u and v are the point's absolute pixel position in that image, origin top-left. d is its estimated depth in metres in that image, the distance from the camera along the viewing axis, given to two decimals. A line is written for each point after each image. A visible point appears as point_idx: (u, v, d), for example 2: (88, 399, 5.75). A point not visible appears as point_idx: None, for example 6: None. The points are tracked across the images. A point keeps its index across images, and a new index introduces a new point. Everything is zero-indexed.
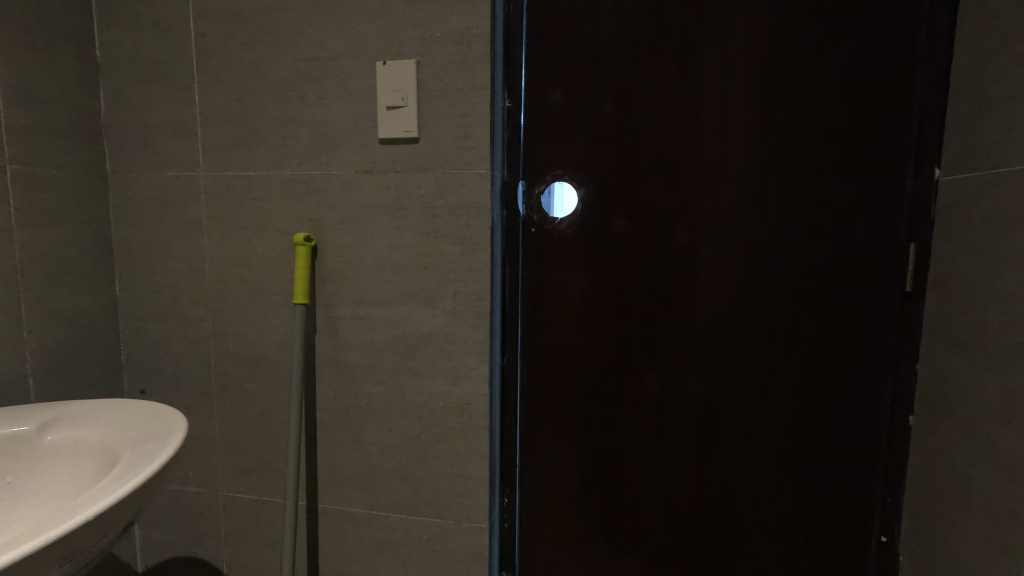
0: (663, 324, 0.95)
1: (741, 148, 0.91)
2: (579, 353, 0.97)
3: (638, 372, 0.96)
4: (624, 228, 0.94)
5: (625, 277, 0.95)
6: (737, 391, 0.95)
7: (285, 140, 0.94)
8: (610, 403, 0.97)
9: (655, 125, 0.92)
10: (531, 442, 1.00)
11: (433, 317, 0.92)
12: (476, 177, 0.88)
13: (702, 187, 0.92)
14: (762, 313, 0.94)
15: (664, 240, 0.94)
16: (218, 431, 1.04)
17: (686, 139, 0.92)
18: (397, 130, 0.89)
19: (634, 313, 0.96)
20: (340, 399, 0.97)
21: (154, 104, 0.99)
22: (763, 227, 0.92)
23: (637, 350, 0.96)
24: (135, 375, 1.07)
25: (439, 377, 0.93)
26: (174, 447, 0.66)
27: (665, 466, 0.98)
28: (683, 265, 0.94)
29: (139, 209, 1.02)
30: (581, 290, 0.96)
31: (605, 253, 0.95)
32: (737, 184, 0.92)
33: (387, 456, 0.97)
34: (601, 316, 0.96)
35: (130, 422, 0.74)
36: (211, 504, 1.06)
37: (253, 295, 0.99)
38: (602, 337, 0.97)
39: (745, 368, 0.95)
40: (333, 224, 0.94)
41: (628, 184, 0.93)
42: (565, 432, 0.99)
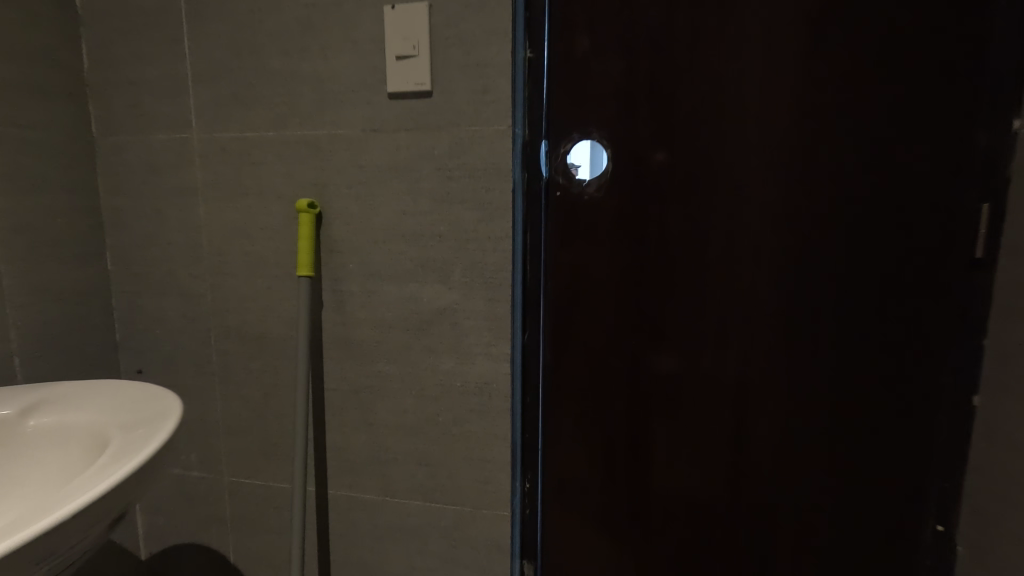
0: (701, 299, 0.88)
1: (790, 104, 0.82)
2: (607, 330, 0.90)
3: (672, 352, 0.89)
4: (658, 192, 0.86)
5: (657, 247, 0.87)
6: (780, 371, 0.88)
7: (284, 96, 0.85)
8: (640, 384, 0.90)
9: (695, 78, 0.83)
10: (554, 424, 0.93)
11: (450, 290, 0.85)
12: (496, 135, 0.80)
13: (745, 147, 0.84)
14: (811, 283, 0.85)
15: (701, 206, 0.86)
16: (219, 414, 0.98)
17: (728, 92, 0.83)
18: (407, 83, 0.80)
19: (667, 286, 0.88)
20: (349, 378, 0.91)
21: (141, 60, 0.90)
22: (812, 192, 0.84)
23: (671, 327, 0.89)
24: (131, 355, 1.00)
25: (456, 354, 0.86)
26: (168, 433, 0.60)
27: (700, 449, 0.91)
28: (723, 234, 0.86)
29: (128, 175, 0.94)
30: (610, 262, 0.89)
31: (636, 221, 0.87)
32: (783, 144, 0.83)
33: (400, 439, 0.91)
34: (632, 290, 0.89)
35: (120, 405, 0.67)
36: (215, 490, 1.01)
37: (253, 268, 0.91)
38: (632, 313, 0.89)
39: (790, 346, 0.87)
40: (339, 189, 0.86)
41: (663, 144, 0.84)
42: (592, 412, 0.92)
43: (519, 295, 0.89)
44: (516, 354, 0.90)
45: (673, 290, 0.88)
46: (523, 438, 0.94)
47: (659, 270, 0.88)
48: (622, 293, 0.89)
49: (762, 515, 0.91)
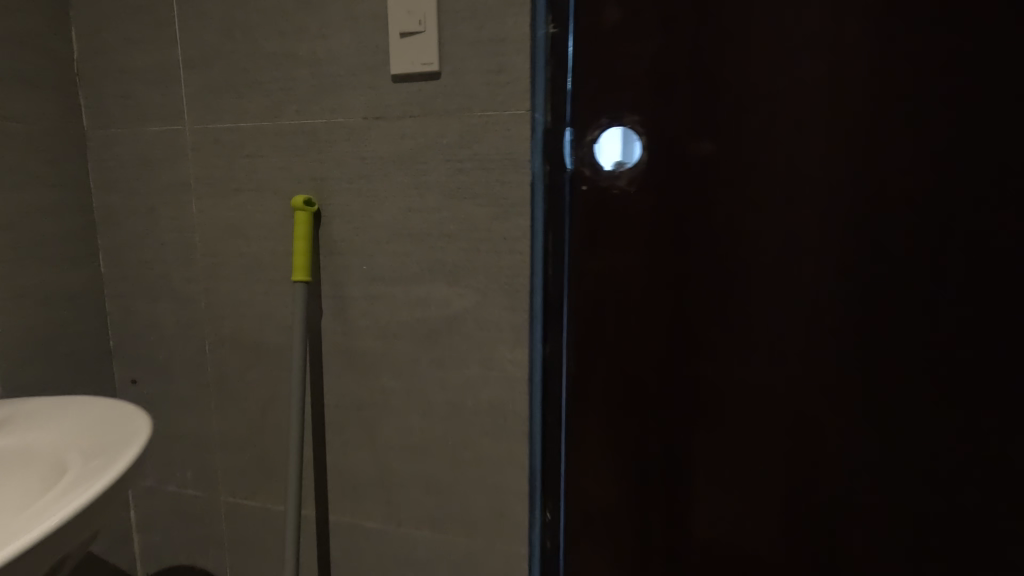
0: (748, 309, 0.76)
1: (860, 82, 0.69)
2: (638, 343, 0.79)
3: (714, 370, 0.78)
4: (700, 186, 0.74)
5: (697, 249, 0.76)
6: (842, 393, 0.76)
7: (281, 82, 0.77)
8: (676, 405, 0.79)
9: (745, 53, 0.71)
10: (577, 447, 0.83)
11: (461, 297, 0.75)
12: (513, 121, 0.70)
13: (805, 134, 0.71)
14: (883, 290, 0.73)
15: (751, 202, 0.74)
16: (214, 429, 0.90)
17: (784, 69, 0.70)
18: (412, 64, 0.71)
19: (709, 294, 0.76)
20: (351, 394, 0.82)
21: (131, 46, 0.83)
22: (885, 186, 0.71)
23: (713, 341, 0.77)
24: (125, 364, 0.94)
25: (468, 369, 0.77)
26: (132, 457, 0.53)
27: (748, 479, 0.79)
28: (777, 234, 0.74)
29: (120, 171, 0.87)
30: (642, 266, 0.78)
31: (673, 219, 0.76)
32: (851, 129, 0.70)
33: (406, 462, 0.81)
34: (668, 298, 0.77)
35: (89, 427, 0.60)
36: (212, 510, 0.93)
37: (249, 271, 0.83)
38: (668, 324, 0.78)
39: (854, 366, 0.75)
40: (339, 184, 0.77)
41: (707, 131, 0.73)
42: (622, 433, 0.81)
43: (537, 304, 0.78)
44: (533, 369, 0.80)
45: (716, 298, 0.76)
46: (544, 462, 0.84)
47: (699, 275, 0.76)
48: (656, 301, 0.78)
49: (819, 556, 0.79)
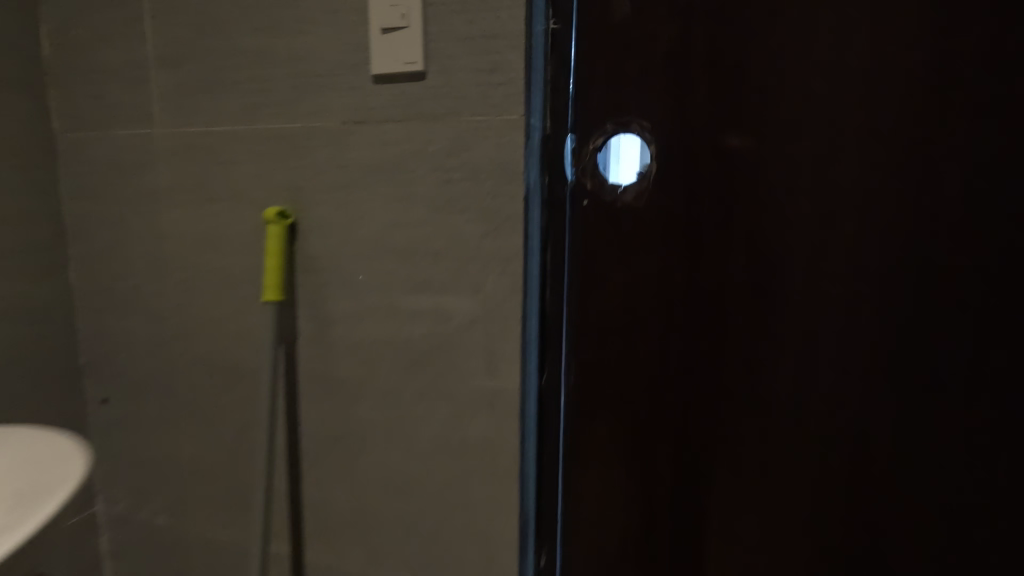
0: (780, 351, 0.64)
1: (926, 83, 0.57)
2: (648, 385, 0.67)
3: (738, 420, 0.66)
4: (723, 203, 0.62)
5: (719, 277, 0.64)
6: (894, 457, 0.62)
7: (255, 82, 0.70)
8: (692, 459, 0.67)
9: (781, 47, 0.59)
10: (576, 504, 0.71)
11: (449, 323, 0.68)
12: (504, 127, 0.62)
13: (854, 144, 0.59)
14: (952, 325, 0.60)
15: (786, 224, 0.62)
16: (186, 456, 0.83)
17: (829, 67, 0.58)
18: (395, 62, 0.64)
19: (733, 331, 0.65)
20: (330, 424, 0.75)
21: (101, 42, 0.77)
22: (955, 205, 0.58)
23: (737, 386, 0.65)
24: (96, 382, 0.87)
25: (456, 402, 0.69)
26: (68, 499, 0.49)
27: (779, 544, 0.67)
28: (817, 263, 0.61)
29: (89, 176, 0.81)
30: (654, 296, 0.65)
31: (691, 241, 0.64)
32: (913, 141, 0.58)
33: (389, 500, 0.74)
34: (684, 334, 0.65)
35: (35, 468, 0.57)
36: (183, 541, 0.86)
37: (221, 287, 0.76)
38: (684, 365, 0.66)
39: (913, 416, 0.62)
40: (317, 195, 0.70)
41: (733, 139, 0.61)
42: (629, 486, 0.69)
43: (529, 335, 0.68)
44: (524, 409, 0.69)
45: (741, 336, 0.64)
46: (537, 514, 0.72)
47: (721, 308, 0.64)
48: (670, 337, 0.66)
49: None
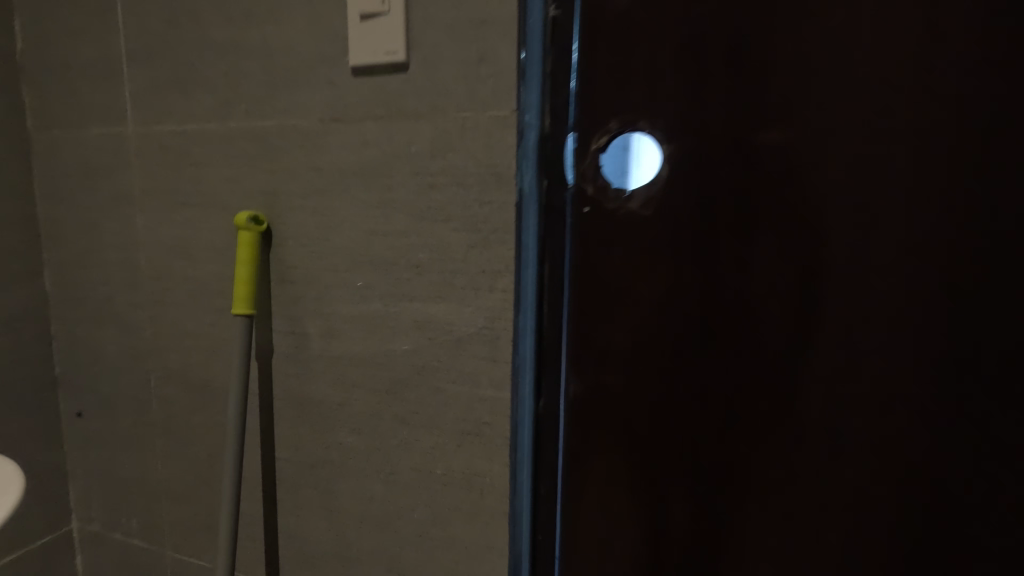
0: (815, 390, 0.53)
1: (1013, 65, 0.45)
2: (656, 423, 0.58)
3: (762, 470, 0.55)
4: (748, 213, 0.53)
5: (742, 300, 0.54)
6: (953, 527, 0.51)
7: (228, 77, 0.64)
8: (707, 512, 0.57)
9: (823, 27, 0.49)
10: (573, 552, 0.62)
11: (433, 342, 0.61)
12: (493, 126, 0.56)
13: (913, 147, 0.48)
14: None
15: (824, 241, 0.51)
16: (159, 477, 0.78)
17: (884, 50, 0.47)
18: (374, 53, 0.57)
19: (758, 365, 0.54)
20: (306, 449, 0.68)
21: (75, 35, 0.72)
22: None
23: (762, 430, 0.55)
24: (71, 395, 0.82)
25: (440, 430, 0.62)
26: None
27: None
28: (861, 289, 0.51)
29: (64, 178, 0.76)
30: (664, 319, 0.56)
31: (709, 256, 0.54)
32: (988, 145, 0.47)
33: (367, 535, 0.67)
34: (699, 366, 0.56)
35: None
36: (158, 565, 0.81)
37: (195, 298, 0.71)
38: (699, 402, 0.56)
39: (989, 472, 0.50)
40: (292, 199, 0.64)
41: (760, 138, 0.51)
42: (636, 536, 0.60)
43: (522, 357, 0.61)
44: (516, 440, 0.62)
45: (768, 372, 0.54)
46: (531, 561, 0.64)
47: (744, 337, 0.54)
48: (683, 368, 0.56)
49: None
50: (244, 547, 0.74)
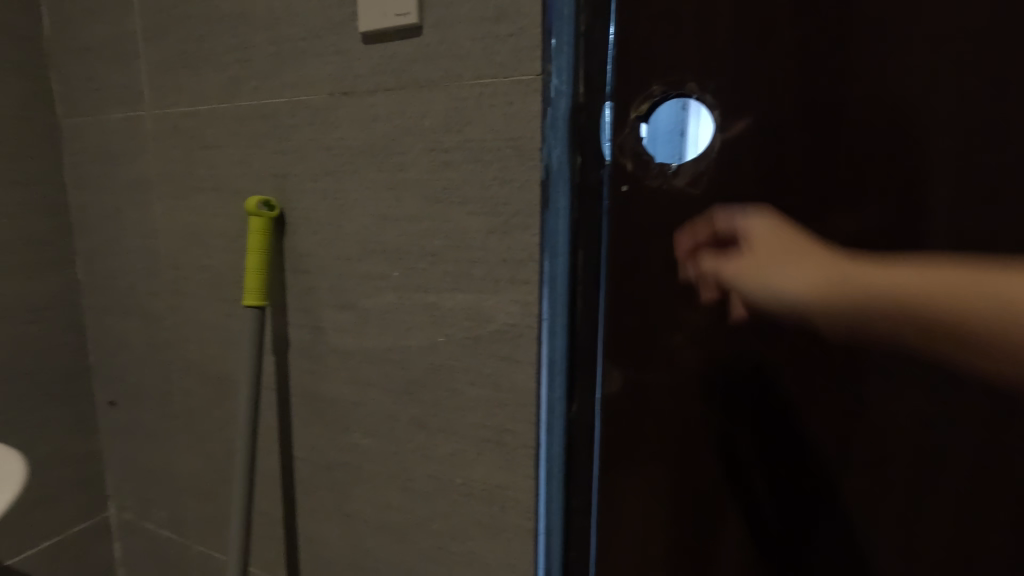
0: (905, 413, 0.45)
1: None
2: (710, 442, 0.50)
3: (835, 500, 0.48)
4: (827, 204, 0.44)
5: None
6: None
7: (236, 52, 0.60)
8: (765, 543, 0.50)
9: None
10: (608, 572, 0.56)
11: (450, 338, 0.55)
12: (514, 92, 0.48)
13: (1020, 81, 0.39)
14: None
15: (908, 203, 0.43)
16: (184, 470, 0.76)
17: None
18: (383, 15, 0.51)
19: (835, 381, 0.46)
20: (322, 448, 0.64)
21: (93, 16, 0.70)
22: None
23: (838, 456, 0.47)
24: (103, 384, 0.82)
25: (458, 435, 0.56)
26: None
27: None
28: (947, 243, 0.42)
29: (89, 165, 0.75)
30: (720, 322, 0.48)
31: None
32: None
33: (384, 543, 0.63)
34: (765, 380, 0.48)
35: None
36: (186, 558, 0.80)
37: (212, 288, 0.68)
38: (761, 420, 0.49)
39: None
40: (302, 182, 0.59)
41: (847, 106, 0.42)
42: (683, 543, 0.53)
43: (553, 356, 0.53)
44: (544, 450, 0.54)
45: (847, 390, 0.46)
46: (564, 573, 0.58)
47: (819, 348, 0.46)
48: (744, 381, 0.48)
49: (711, 242, 0.48)
50: (263, 547, 0.71)
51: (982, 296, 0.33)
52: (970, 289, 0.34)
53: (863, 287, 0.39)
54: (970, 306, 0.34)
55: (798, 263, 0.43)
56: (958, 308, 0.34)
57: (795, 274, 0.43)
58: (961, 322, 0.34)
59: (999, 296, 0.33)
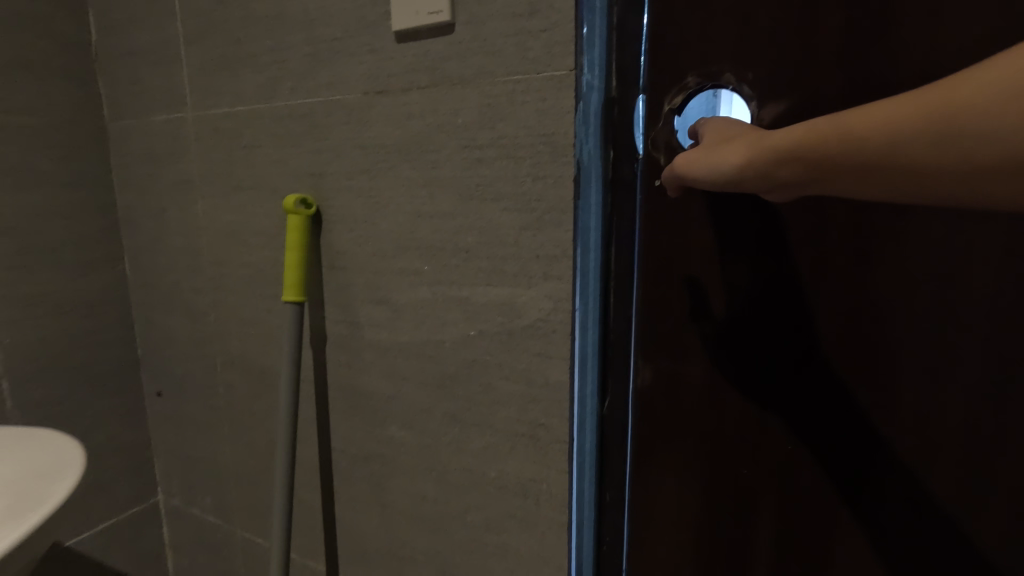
0: (945, 416, 0.44)
1: None
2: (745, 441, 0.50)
3: (874, 503, 0.47)
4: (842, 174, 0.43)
5: (857, 302, 0.45)
6: None
7: (273, 54, 0.61)
8: (802, 544, 0.50)
9: None
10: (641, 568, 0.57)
11: (482, 333, 0.56)
12: (547, 87, 0.48)
13: None
14: None
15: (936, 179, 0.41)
16: (228, 459, 0.79)
17: None
18: (415, 14, 0.52)
19: (879, 382, 0.45)
20: (359, 441, 0.66)
21: (137, 22, 0.72)
22: None
23: (876, 457, 0.46)
24: (151, 376, 0.86)
25: (491, 428, 0.57)
26: (18, 537, 0.43)
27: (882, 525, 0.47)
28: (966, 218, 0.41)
29: (135, 166, 0.78)
30: (754, 319, 0.48)
31: (815, 245, 0.45)
32: None
33: (419, 533, 0.64)
34: (800, 378, 0.47)
35: (27, 474, 0.52)
36: (230, 542, 0.83)
37: (253, 284, 0.70)
38: (797, 419, 0.48)
39: None
40: (338, 180, 0.60)
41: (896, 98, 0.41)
42: (705, 523, 0.53)
43: (585, 352, 0.53)
44: (576, 443, 0.54)
45: (893, 392, 0.45)
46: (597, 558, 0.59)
47: (859, 347, 0.45)
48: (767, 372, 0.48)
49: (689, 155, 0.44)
50: (304, 534, 0.74)
51: (918, 119, 0.25)
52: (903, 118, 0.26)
53: (786, 146, 0.30)
54: (906, 132, 0.26)
55: (734, 141, 0.34)
56: (899, 140, 0.26)
57: (724, 156, 0.33)
58: (907, 157, 0.26)
59: (936, 108, 0.25)
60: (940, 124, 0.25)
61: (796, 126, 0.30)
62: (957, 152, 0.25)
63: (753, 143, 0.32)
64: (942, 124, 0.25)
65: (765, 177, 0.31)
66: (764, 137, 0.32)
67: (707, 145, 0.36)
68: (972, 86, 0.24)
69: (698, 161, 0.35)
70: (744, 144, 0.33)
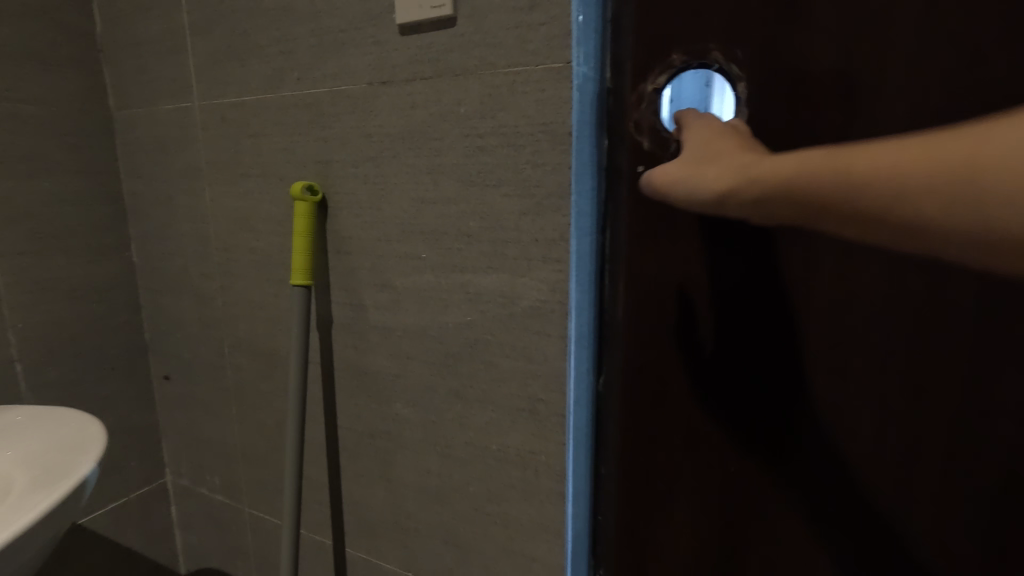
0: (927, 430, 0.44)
1: None
2: (733, 450, 0.50)
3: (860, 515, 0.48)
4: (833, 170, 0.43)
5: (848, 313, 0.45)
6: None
7: (280, 45, 0.63)
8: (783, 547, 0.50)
9: None
10: (629, 568, 0.56)
11: (484, 314, 0.58)
12: (547, 78, 0.50)
13: None
14: None
15: None
16: (237, 439, 0.82)
17: None
18: (420, 7, 0.54)
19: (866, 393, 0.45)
20: (365, 419, 0.69)
21: (144, 12, 0.74)
22: None
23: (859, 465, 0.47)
24: (159, 360, 0.88)
25: (492, 404, 0.60)
26: (56, 501, 0.46)
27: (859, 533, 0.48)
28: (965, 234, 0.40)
29: (142, 155, 0.80)
30: (740, 330, 0.48)
31: (804, 256, 0.45)
32: None
33: (423, 506, 0.67)
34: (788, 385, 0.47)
35: (51, 449, 0.55)
36: (239, 519, 0.86)
37: (260, 269, 0.72)
38: (782, 430, 0.48)
39: None
40: (344, 168, 0.63)
41: None
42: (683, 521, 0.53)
43: (581, 331, 0.56)
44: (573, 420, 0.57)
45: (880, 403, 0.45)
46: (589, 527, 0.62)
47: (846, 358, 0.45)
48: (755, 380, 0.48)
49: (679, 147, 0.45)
50: (311, 509, 0.77)
51: (937, 174, 0.24)
52: (920, 170, 0.25)
53: (780, 179, 0.28)
54: (924, 184, 0.25)
55: (719, 161, 0.33)
56: (913, 193, 0.25)
57: (708, 175, 0.32)
58: (920, 211, 0.25)
59: (955, 163, 0.24)
60: (962, 182, 0.24)
61: (797, 159, 0.28)
62: (976, 212, 0.24)
63: (741, 171, 0.31)
64: (964, 181, 0.24)
65: (756, 207, 0.30)
66: (754, 164, 0.30)
67: (690, 159, 0.34)
68: (994, 145, 0.23)
69: (678, 176, 0.34)
70: (733, 166, 0.32)
